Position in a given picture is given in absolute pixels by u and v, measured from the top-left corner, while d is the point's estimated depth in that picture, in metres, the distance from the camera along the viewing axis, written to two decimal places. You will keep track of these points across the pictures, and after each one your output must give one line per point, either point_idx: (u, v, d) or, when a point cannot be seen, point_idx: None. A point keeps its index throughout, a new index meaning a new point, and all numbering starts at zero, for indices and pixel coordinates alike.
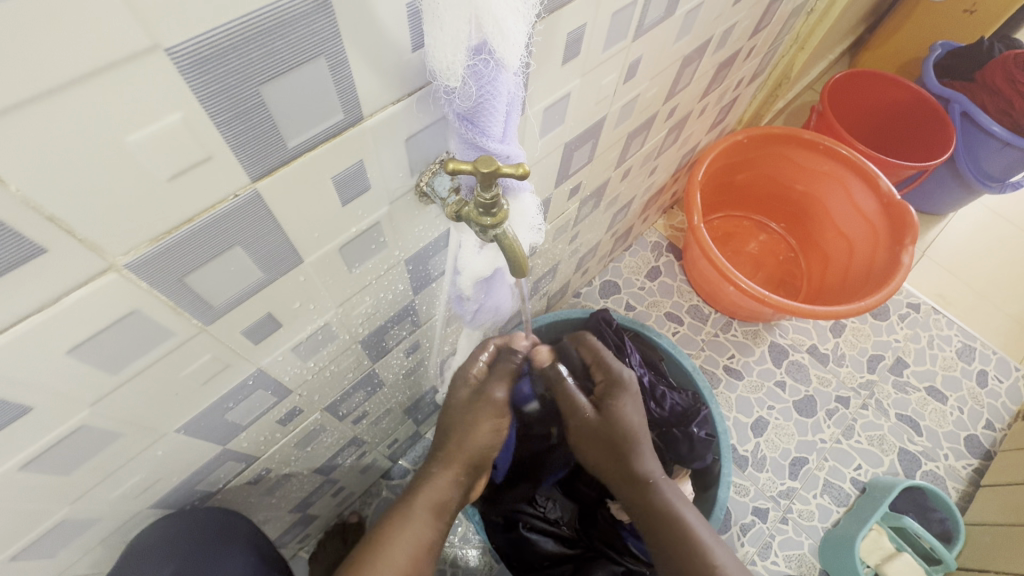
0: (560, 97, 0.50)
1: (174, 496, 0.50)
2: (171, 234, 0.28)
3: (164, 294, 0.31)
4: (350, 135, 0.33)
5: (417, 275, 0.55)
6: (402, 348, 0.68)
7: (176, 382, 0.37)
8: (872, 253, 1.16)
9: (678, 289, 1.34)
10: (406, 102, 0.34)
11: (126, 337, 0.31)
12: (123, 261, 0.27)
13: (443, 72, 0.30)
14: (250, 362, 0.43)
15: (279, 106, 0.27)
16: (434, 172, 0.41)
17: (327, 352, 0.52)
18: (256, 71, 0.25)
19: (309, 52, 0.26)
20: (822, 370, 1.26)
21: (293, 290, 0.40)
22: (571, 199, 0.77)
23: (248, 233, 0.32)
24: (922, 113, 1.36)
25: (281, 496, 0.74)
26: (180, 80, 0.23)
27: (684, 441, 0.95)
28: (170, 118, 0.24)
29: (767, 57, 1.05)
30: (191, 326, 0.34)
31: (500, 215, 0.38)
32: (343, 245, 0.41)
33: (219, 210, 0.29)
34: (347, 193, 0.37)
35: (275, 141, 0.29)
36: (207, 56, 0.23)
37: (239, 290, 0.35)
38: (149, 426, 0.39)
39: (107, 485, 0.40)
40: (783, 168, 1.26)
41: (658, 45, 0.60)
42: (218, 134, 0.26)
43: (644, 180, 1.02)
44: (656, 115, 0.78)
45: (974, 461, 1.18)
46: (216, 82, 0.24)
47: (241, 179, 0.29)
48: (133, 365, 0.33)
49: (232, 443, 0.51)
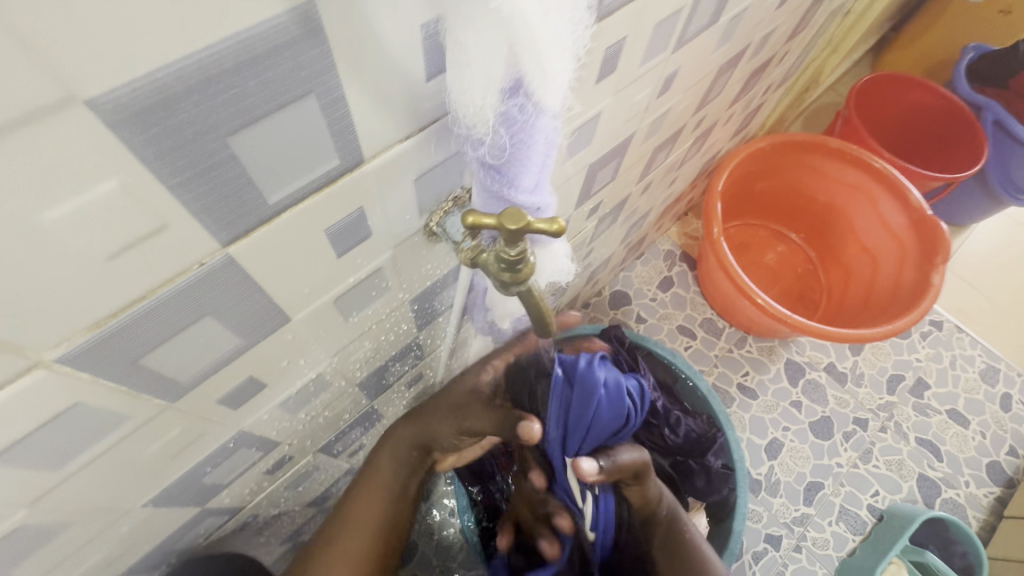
0: (590, 118, 0.44)
1: (147, 560, 0.44)
2: (118, 317, 0.22)
3: (114, 381, 0.25)
4: (348, 181, 0.26)
5: (422, 312, 0.49)
6: (404, 381, 0.62)
7: (139, 462, 0.32)
8: (897, 271, 1.09)
9: (691, 301, 1.28)
10: (416, 139, 0.28)
11: (68, 430, 0.25)
12: (53, 355, 0.21)
13: (465, 113, 0.24)
14: (229, 426, 0.37)
15: (255, 159, 0.21)
16: (446, 212, 0.35)
17: (321, 400, 0.47)
18: (218, 121, 0.19)
19: (293, 91, 0.20)
20: (840, 390, 1.21)
21: (280, 349, 0.34)
22: (589, 218, 0.71)
23: (220, 301, 0.26)
24: (950, 123, 1.28)
25: (270, 534, 0.68)
26: (110, 136, 0.17)
27: (701, 474, 0.89)
28: (103, 186, 0.17)
29: (797, 62, 0.98)
30: (153, 405, 0.28)
31: (526, 272, 0.32)
32: (339, 296, 0.35)
33: (181, 282, 0.23)
34: (344, 244, 0.31)
35: (252, 200, 0.23)
36: (150, 106, 0.17)
37: (212, 361, 0.29)
38: (107, 507, 0.33)
39: (63, 569, 0.35)
40: (807, 178, 1.19)
41: (695, 56, 0.53)
42: (172, 200, 0.20)
43: (663, 190, 0.96)
44: (683, 127, 0.72)
45: (996, 489, 1.14)
46: (164, 140, 0.18)
47: (208, 246, 0.23)
48: (83, 456, 0.27)
49: (212, 501, 0.45)
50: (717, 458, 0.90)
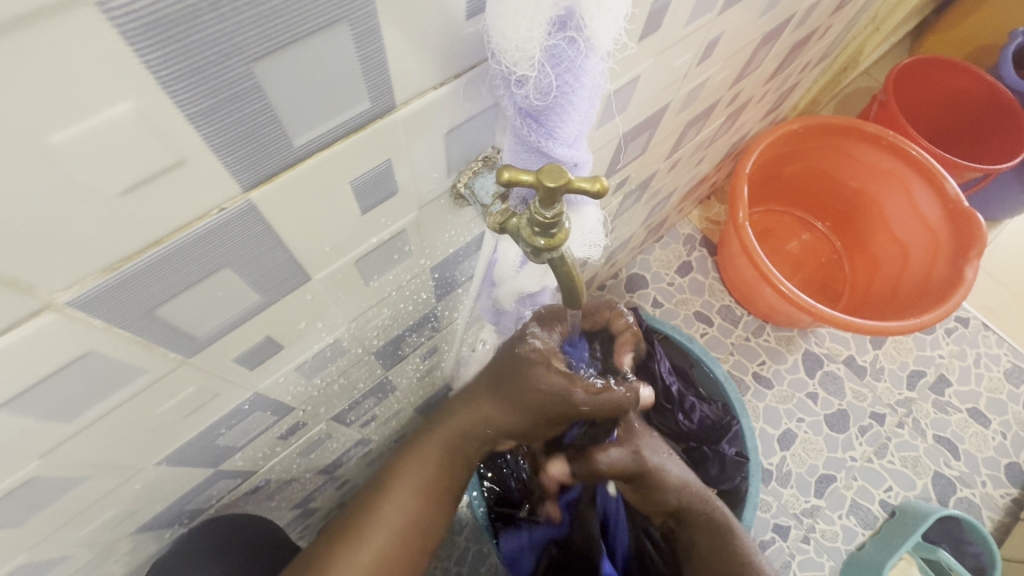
0: (629, 80, 0.41)
1: (161, 517, 0.44)
2: (131, 261, 0.21)
3: (128, 331, 0.24)
4: (378, 128, 0.25)
5: (442, 281, 0.47)
6: (420, 353, 0.61)
7: (151, 420, 0.31)
8: (929, 263, 1.05)
9: (710, 287, 1.25)
10: (452, 86, 0.26)
11: (81, 380, 0.24)
12: (64, 299, 0.20)
13: (510, 52, 0.22)
14: (245, 388, 0.36)
15: (280, 93, 0.19)
16: (475, 172, 0.33)
17: (337, 367, 0.45)
18: (245, 43, 0.17)
19: (325, 17, 0.18)
20: (858, 383, 1.18)
21: (298, 311, 0.33)
22: (615, 193, 0.68)
23: (238, 253, 0.25)
24: (992, 112, 1.22)
25: (281, 499, 0.69)
26: (126, 49, 0.15)
27: (715, 461, 0.88)
28: (116, 109, 0.16)
29: (838, 40, 0.93)
30: (167, 361, 0.27)
31: (558, 238, 0.30)
32: (361, 257, 0.33)
33: (200, 228, 0.22)
34: (370, 199, 0.29)
35: (276, 139, 0.21)
36: (170, 17, 0.15)
37: (229, 317, 0.28)
38: (120, 465, 0.32)
39: (75, 523, 0.35)
40: (839, 163, 1.15)
41: (740, 21, 0.50)
42: (192, 132, 0.18)
43: (690, 170, 0.93)
44: (719, 101, 0.69)
45: (1013, 491, 1.12)
46: (186, 59, 0.16)
47: (228, 190, 0.21)
48: (94, 411, 0.26)
49: (226, 463, 0.45)
50: (731, 445, 0.88)
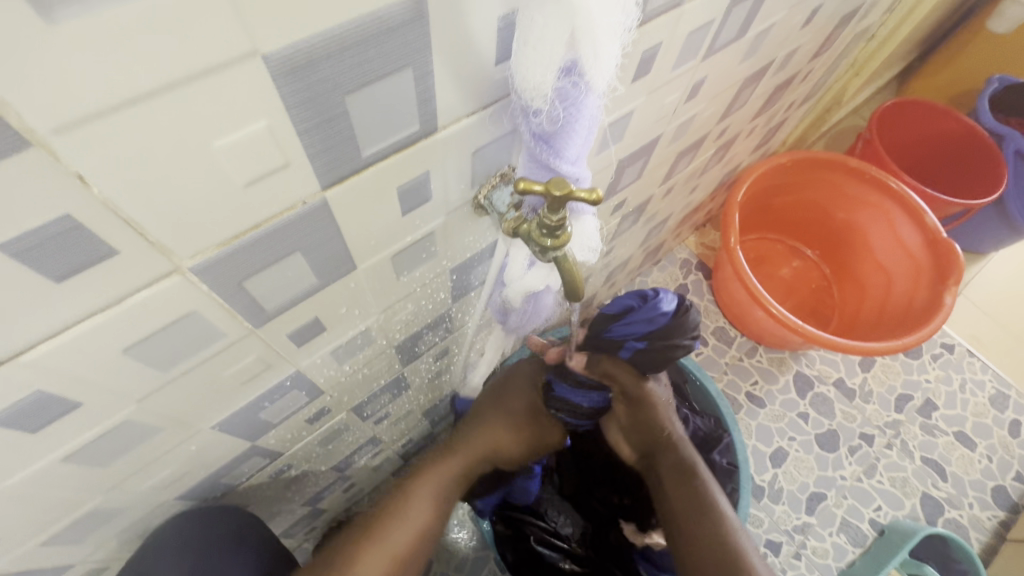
0: (624, 114, 0.48)
1: (199, 489, 0.49)
2: (238, 239, 0.27)
3: (222, 297, 0.30)
4: (423, 145, 0.31)
5: (459, 283, 0.54)
6: (433, 353, 0.66)
7: (217, 383, 0.37)
8: (912, 289, 1.11)
9: (705, 309, 1.31)
10: (480, 115, 0.33)
11: (179, 337, 0.30)
12: (189, 264, 0.26)
13: (529, 90, 0.29)
14: (289, 363, 0.42)
15: (360, 116, 0.26)
16: (493, 186, 0.40)
17: (363, 356, 0.51)
18: (344, 81, 0.24)
19: (398, 62, 0.25)
20: (848, 405, 1.22)
21: (342, 296, 0.39)
22: (613, 215, 0.75)
23: (310, 240, 0.31)
24: (970, 150, 1.29)
25: (297, 490, 0.73)
26: (272, 85, 0.22)
27: (705, 468, 0.92)
28: (256, 125, 0.22)
29: (820, 83, 1.02)
30: (241, 328, 0.33)
31: (562, 239, 0.36)
32: (395, 253, 0.40)
33: (288, 216, 0.28)
34: (409, 203, 0.35)
35: (351, 150, 0.28)
36: (302, 64, 0.22)
37: (292, 295, 0.34)
38: (186, 423, 0.38)
39: (139, 477, 0.40)
40: (825, 196, 1.22)
41: (722, 67, 0.58)
42: (299, 143, 0.25)
43: (684, 197, 1.00)
44: (708, 134, 0.77)
45: (1000, 513, 1.15)
46: (305, 91, 0.23)
47: (312, 188, 0.28)
48: (181, 366, 0.32)
49: (261, 440, 0.50)
50: (723, 455, 0.92)
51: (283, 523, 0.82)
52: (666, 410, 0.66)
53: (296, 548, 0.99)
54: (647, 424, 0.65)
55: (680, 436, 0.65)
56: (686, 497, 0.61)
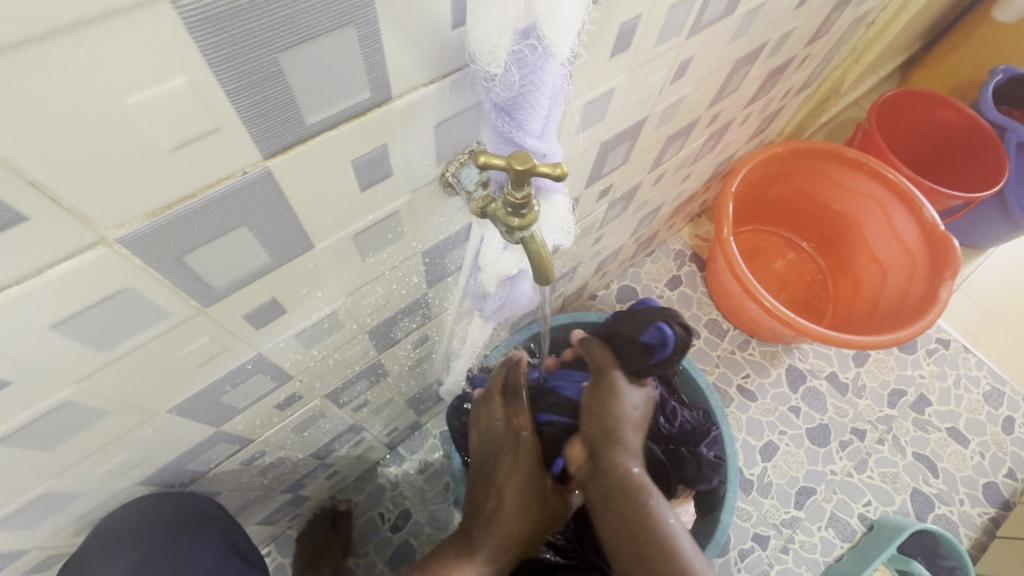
0: (604, 93, 0.46)
1: (163, 474, 0.48)
2: (171, 210, 0.25)
3: (160, 272, 0.28)
4: (376, 116, 0.30)
5: (433, 268, 0.52)
6: (411, 340, 0.65)
7: (169, 364, 0.35)
8: (906, 284, 1.09)
9: (698, 301, 1.29)
10: (440, 85, 0.31)
11: (117, 314, 0.29)
12: (115, 235, 0.25)
13: (484, 55, 0.27)
14: (249, 346, 0.40)
15: (298, 78, 0.24)
16: (461, 163, 0.38)
17: (332, 341, 0.50)
18: (274, 36, 0.22)
19: (337, 19, 0.24)
20: (840, 400, 1.21)
21: (301, 276, 0.38)
22: (599, 200, 0.73)
23: (255, 213, 0.29)
24: (971, 142, 1.27)
25: (274, 478, 0.72)
26: (188, 35, 0.20)
27: (691, 461, 0.89)
28: (175, 81, 0.21)
29: (818, 70, 0.99)
30: (188, 307, 0.32)
31: (529, 218, 0.35)
32: (357, 232, 0.38)
33: (226, 187, 0.27)
34: (368, 178, 0.34)
35: (293, 116, 0.26)
36: (222, 13, 0.20)
37: (243, 273, 0.33)
38: (139, 406, 0.37)
39: (92, 461, 0.39)
40: (821, 187, 1.20)
41: (710, 45, 0.56)
42: (229, 104, 0.23)
43: (676, 186, 0.98)
44: (698, 119, 0.74)
45: (991, 510, 1.14)
46: (230, 44, 0.21)
47: (252, 156, 0.26)
48: (124, 345, 0.31)
49: (227, 425, 0.49)
50: (709, 449, 0.91)
51: (261, 511, 0.81)
52: (630, 414, 0.69)
53: (279, 535, 0.98)
54: (606, 417, 0.67)
55: (631, 445, 0.65)
56: (627, 495, 0.59)
